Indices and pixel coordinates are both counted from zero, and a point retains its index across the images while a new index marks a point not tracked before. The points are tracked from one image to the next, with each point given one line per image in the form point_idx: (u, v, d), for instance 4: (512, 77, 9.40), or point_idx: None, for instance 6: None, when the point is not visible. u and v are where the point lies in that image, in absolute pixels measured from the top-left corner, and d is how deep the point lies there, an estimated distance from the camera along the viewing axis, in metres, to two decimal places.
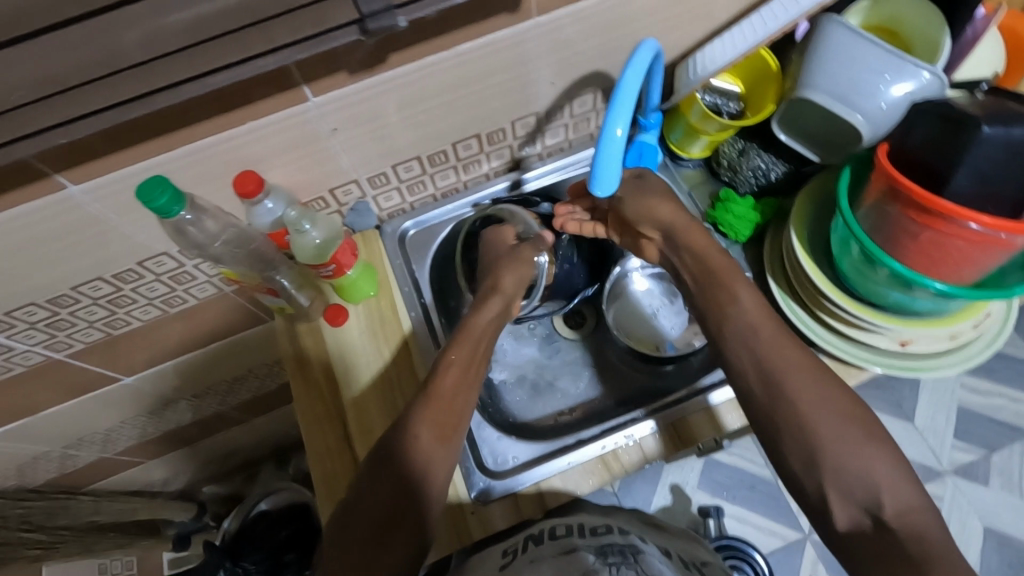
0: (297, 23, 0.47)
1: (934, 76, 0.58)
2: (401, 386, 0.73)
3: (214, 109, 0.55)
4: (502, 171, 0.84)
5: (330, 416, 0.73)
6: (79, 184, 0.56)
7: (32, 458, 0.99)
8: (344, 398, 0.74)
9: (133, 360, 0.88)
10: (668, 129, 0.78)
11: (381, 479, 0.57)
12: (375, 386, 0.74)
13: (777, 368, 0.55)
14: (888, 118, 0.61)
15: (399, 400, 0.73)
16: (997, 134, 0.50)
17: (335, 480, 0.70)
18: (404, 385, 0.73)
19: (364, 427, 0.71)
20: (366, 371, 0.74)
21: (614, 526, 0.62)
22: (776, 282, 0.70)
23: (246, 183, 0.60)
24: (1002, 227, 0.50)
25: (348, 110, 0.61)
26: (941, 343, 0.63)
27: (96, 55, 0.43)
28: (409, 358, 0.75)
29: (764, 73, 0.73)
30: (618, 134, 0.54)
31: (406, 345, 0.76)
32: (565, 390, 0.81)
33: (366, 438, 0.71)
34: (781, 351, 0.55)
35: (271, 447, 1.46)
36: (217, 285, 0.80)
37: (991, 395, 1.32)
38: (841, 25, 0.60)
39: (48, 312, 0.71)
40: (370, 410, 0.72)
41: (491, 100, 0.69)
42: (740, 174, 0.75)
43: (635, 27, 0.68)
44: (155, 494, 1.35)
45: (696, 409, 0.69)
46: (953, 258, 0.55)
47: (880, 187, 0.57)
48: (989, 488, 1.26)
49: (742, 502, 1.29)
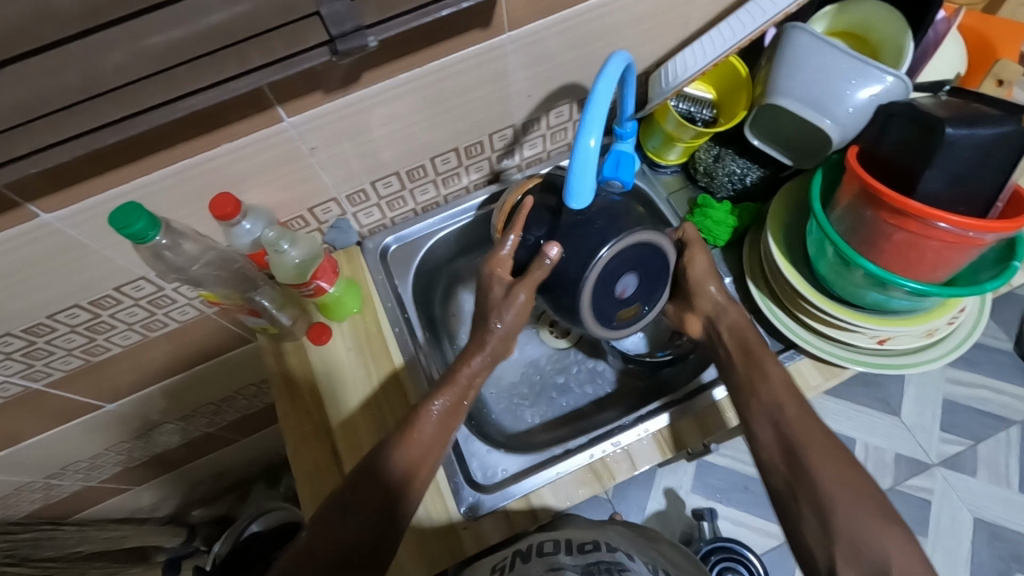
0: (268, 46, 0.46)
1: (899, 80, 0.59)
2: (387, 399, 0.73)
3: (189, 132, 0.54)
4: (481, 184, 0.85)
5: (317, 435, 0.72)
6: (52, 212, 0.55)
7: (15, 489, 0.97)
8: (331, 414, 0.73)
9: (115, 386, 0.87)
10: (645, 136, 0.79)
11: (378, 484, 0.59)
12: (358, 402, 0.73)
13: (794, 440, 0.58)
14: (858, 121, 0.62)
15: (386, 414, 0.72)
16: (963, 134, 0.51)
17: (314, 475, 0.70)
18: (390, 398, 0.73)
19: (353, 446, 0.71)
20: (357, 395, 0.74)
21: (601, 543, 0.63)
22: (757, 285, 0.71)
23: (225, 205, 0.60)
24: (972, 225, 0.51)
25: (324, 128, 0.61)
26: (919, 340, 0.64)
27: (66, 84, 0.42)
28: (393, 372, 0.75)
29: (736, 80, 0.74)
30: (592, 144, 0.54)
31: (398, 378, 0.74)
32: (572, 394, 0.82)
33: (353, 446, 0.71)
34: (782, 400, 0.61)
35: (260, 466, 1.45)
36: (198, 307, 0.79)
37: (974, 387, 1.33)
38: (805, 33, 0.61)
39: (25, 341, 0.70)
40: (360, 430, 0.72)
41: (469, 113, 0.70)
42: (716, 179, 0.76)
43: (608, 37, 0.69)
44: (143, 519, 1.33)
45: (698, 410, 0.69)
46: (927, 257, 0.56)
47: (853, 190, 0.58)
48: (977, 479, 1.27)
49: (736, 503, 1.29)
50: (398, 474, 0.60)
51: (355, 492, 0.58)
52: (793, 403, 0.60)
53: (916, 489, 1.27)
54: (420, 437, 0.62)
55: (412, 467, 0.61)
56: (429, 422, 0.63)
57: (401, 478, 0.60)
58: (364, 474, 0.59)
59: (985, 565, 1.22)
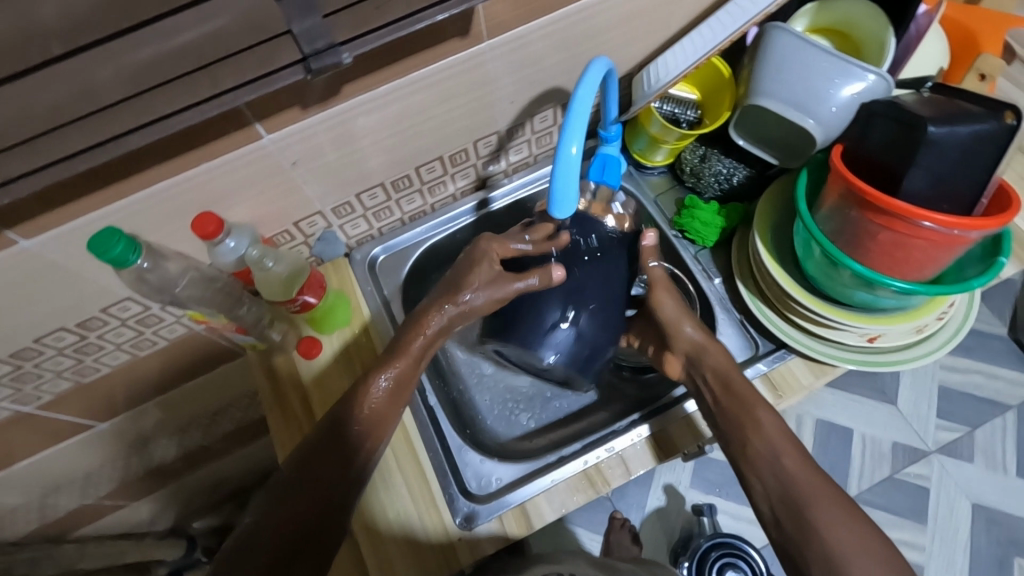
0: (241, 66, 0.46)
1: (880, 79, 0.59)
2: (357, 353, 0.76)
3: (166, 153, 0.54)
4: (468, 190, 0.84)
5: (304, 431, 0.73)
6: (31, 239, 0.55)
7: (11, 510, 0.97)
8: (317, 403, 0.74)
9: (107, 405, 0.87)
10: (631, 137, 0.78)
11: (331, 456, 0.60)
12: (330, 351, 0.76)
13: (807, 484, 0.59)
14: (840, 120, 0.62)
15: (355, 365, 0.75)
16: (945, 133, 0.51)
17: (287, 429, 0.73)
18: (360, 351, 0.76)
19: (323, 399, 0.74)
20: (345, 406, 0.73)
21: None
22: (746, 285, 0.71)
23: (206, 224, 0.60)
24: (956, 223, 0.51)
25: (305, 143, 0.61)
26: (909, 337, 0.64)
27: (35, 114, 0.42)
28: (364, 327, 0.77)
29: (720, 81, 0.74)
30: (574, 152, 0.54)
31: (367, 330, 0.77)
32: (559, 401, 0.82)
33: (322, 396, 0.74)
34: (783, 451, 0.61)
35: (259, 476, 1.44)
36: (187, 325, 0.79)
37: (968, 373, 1.34)
38: (788, 33, 0.60)
39: (12, 366, 0.69)
40: (331, 383, 0.75)
41: (451, 122, 0.69)
42: (703, 180, 0.75)
43: (589, 41, 0.68)
44: (143, 534, 1.33)
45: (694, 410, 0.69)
46: (913, 256, 0.56)
47: (839, 190, 0.58)
48: (974, 465, 1.28)
49: (735, 497, 1.30)
50: (347, 452, 0.61)
51: (304, 475, 0.59)
52: (801, 451, 0.61)
53: (914, 477, 1.28)
54: (363, 414, 0.63)
55: (358, 444, 0.62)
56: (375, 397, 0.64)
57: (353, 448, 0.61)
58: (313, 458, 0.60)
59: (984, 550, 1.22)
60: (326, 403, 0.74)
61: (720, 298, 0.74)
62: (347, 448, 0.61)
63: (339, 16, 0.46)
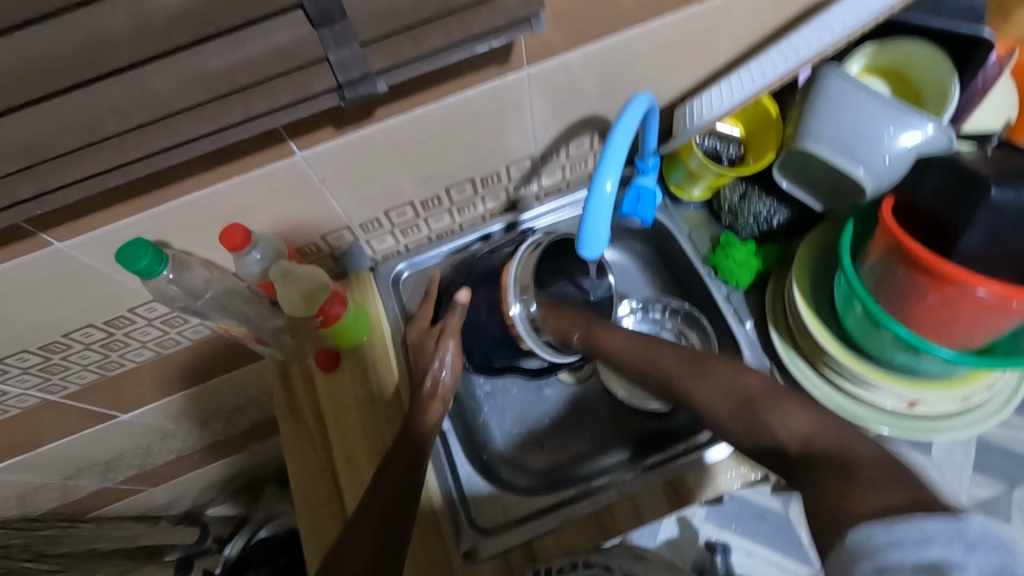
0: (275, 91, 0.45)
1: (940, 130, 0.56)
2: (384, 406, 0.73)
3: (198, 166, 0.54)
4: (497, 212, 0.83)
5: (322, 466, 0.72)
6: (64, 241, 0.56)
7: (33, 490, 0.99)
8: (333, 431, 0.73)
9: (130, 397, 0.88)
10: (668, 169, 0.75)
11: (359, 536, 0.56)
12: (357, 405, 0.74)
13: None
14: (894, 172, 0.58)
15: (383, 421, 0.72)
16: (1008, 197, 0.47)
17: (317, 494, 0.71)
18: (386, 403, 0.73)
19: (351, 467, 0.71)
20: (364, 434, 0.72)
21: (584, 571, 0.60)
22: (779, 333, 0.68)
23: (234, 236, 0.60)
24: (1013, 294, 0.47)
25: (335, 161, 0.60)
26: (952, 405, 0.61)
27: (71, 134, 0.42)
28: (393, 380, 0.75)
29: (765, 121, 0.71)
30: (607, 188, 0.52)
31: (396, 388, 0.74)
32: (570, 434, 0.79)
33: (351, 468, 0.71)
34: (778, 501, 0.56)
35: (275, 469, 1.45)
36: (210, 327, 0.80)
37: (1014, 428, 1.26)
38: (841, 77, 0.58)
39: (41, 358, 0.71)
40: (356, 440, 0.72)
41: (484, 146, 0.68)
42: (741, 219, 0.72)
43: (632, 72, 0.66)
44: (159, 518, 1.35)
45: (710, 460, 0.67)
46: (962, 323, 0.52)
47: (885, 245, 0.55)
48: (1011, 525, 1.21)
49: (752, 535, 1.26)
50: (387, 505, 0.58)
51: (348, 543, 0.56)
52: None
53: None
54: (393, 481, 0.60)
55: (395, 512, 0.58)
56: (396, 470, 0.61)
57: (392, 526, 0.58)
58: (365, 518, 0.58)
59: None
60: (357, 482, 0.70)
61: (751, 343, 0.69)
62: (387, 504, 0.59)
63: (375, 47, 0.45)
